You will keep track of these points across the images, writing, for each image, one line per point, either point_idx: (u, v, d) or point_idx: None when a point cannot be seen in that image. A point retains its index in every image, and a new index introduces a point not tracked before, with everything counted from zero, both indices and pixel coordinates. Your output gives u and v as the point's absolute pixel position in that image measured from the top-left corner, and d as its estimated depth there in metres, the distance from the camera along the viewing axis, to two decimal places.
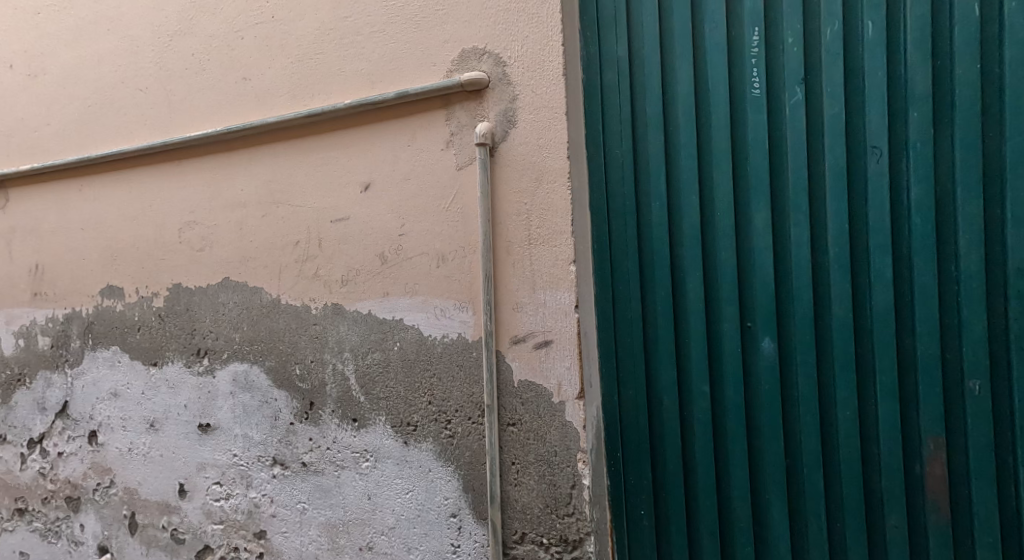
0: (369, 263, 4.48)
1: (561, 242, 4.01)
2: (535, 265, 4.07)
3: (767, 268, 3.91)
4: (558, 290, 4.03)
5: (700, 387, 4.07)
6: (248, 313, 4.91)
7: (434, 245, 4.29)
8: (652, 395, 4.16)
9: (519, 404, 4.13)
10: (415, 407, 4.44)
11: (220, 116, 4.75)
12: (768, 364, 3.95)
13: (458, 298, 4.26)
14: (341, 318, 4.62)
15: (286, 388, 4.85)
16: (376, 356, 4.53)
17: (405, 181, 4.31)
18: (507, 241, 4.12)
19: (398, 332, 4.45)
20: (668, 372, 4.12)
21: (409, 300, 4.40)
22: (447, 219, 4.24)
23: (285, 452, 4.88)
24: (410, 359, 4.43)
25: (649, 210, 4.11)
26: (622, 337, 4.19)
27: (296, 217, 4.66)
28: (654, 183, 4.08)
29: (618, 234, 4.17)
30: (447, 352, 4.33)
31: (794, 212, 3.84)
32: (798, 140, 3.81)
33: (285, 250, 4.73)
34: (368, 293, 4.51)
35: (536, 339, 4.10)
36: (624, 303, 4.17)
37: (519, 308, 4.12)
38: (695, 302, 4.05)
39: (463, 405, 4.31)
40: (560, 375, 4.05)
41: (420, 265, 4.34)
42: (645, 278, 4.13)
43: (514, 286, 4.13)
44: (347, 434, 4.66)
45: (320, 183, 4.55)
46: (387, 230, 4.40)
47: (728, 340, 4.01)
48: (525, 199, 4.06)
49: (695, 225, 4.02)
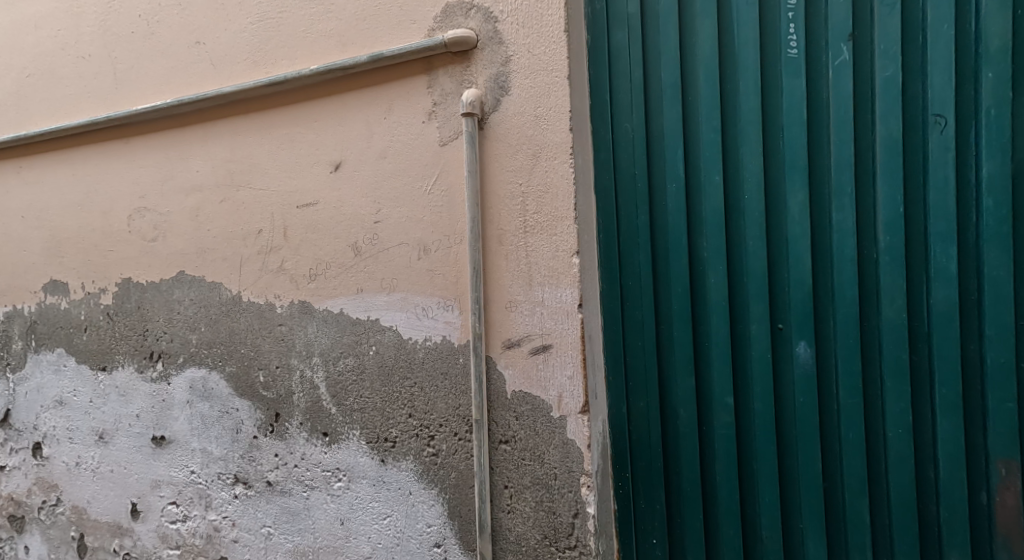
0: (340, 255, 3.90)
1: (562, 230, 3.41)
2: (532, 256, 3.47)
3: (804, 260, 3.33)
4: (559, 286, 3.43)
5: (723, 399, 3.51)
6: (206, 312, 4.32)
7: (415, 234, 3.71)
8: (665, 406, 3.61)
9: (512, 419, 3.54)
10: (393, 421, 3.87)
11: (171, 86, 4.16)
12: (804, 373, 3.37)
13: (443, 296, 3.68)
14: (310, 318, 4.05)
15: (248, 397, 4.27)
16: (349, 362, 3.96)
17: (381, 160, 3.73)
18: (499, 230, 3.52)
19: (374, 334, 3.87)
20: (686, 381, 3.56)
21: (386, 297, 3.82)
22: (430, 204, 3.66)
23: (248, 469, 4.30)
24: (387, 366, 3.86)
25: (663, 193, 3.54)
26: (632, 340, 3.63)
27: (258, 202, 4.07)
28: (670, 162, 3.51)
29: (627, 221, 3.60)
30: (429, 359, 3.75)
31: (837, 194, 3.26)
32: (843, 109, 3.24)
33: (246, 241, 4.14)
34: (340, 290, 3.94)
35: (532, 343, 3.50)
36: (634, 300, 3.62)
37: (513, 307, 3.52)
38: (718, 301, 3.48)
39: (448, 419, 3.73)
40: (561, 386, 3.45)
41: (398, 257, 3.76)
42: (658, 272, 3.58)
43: (506, 282, 3.53)
44: (317, 450, 4.09)
45: (284, 163, 3.96)
46: (361, 217, 3.82)
47: (757, 346, 3.44)
48: (520, 179, 3.46)
49: (719, 210, 3.45)
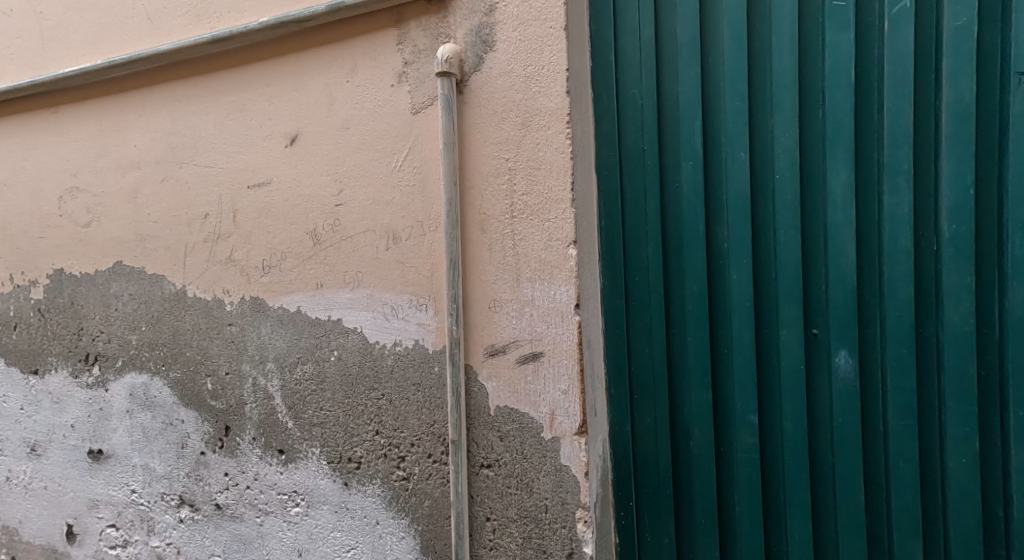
0: (297, 244, 3.34)
1: (556, 215, 2.83)
2: (520, 247, 2.89)
3: (847, 253, 2.77)
4: (551, 282, 2.86)
5: (746, 417, 2.95)
6: (147, 309, 3.76)
7: (382, 219, 3.14)
8: (676, 424, 3.07)
9: (496, 440, 2.98)
10: (358, 438, 3.31)
11: (104, 46, 3.59)
12: (844, 390, 2.80)
13: (415, 293, 3.12)
14: (263, 318, 3.49)
15: (195, 407, 3.71)
16: (308, 369, 3.40)
17: (344, 131, 3.16)
18: (480, 215, 2.94)
19: (337, 337, 3.32)
20: (702, 395, 3.01)
21: (350, 295, 3.26)
22: (400, 184, 3.09)
23: (194, 490, 3.74)
24: (351, 375, 3.30)
25: (677, 172, 3.00)
26: (638, 346, 3.09)
27: (203, 181, 3.50)
28: (686, 134, 2.96)
29: (633, 205, 3.06)
30: (399, 367, 3.20)
31: (890, 173, 2.69)
32: (900, 68, 2.67)
33: (192, 227, 3.58)
34: (297, 285, 3.38)
35: (519, 351, 2.93)
36: (640, 299, 3.07)
37: (497, 307, 2.95)
38: (741, 301, 2.93)
39: (421, 438, 3.18)
40: (554, 401, 2.89)
41: (363, 247, 3.20)
42: (670, 266, 3.03)
43: (489, 277, 2.95)
44: (271, 470, 3.53)
45: (233, 136, 3.40)
46: (321, 199, 3.25)
47: (787, 355, 2.88)
48: (506, 154, 2.88)
49: (744, 192, 2.89)
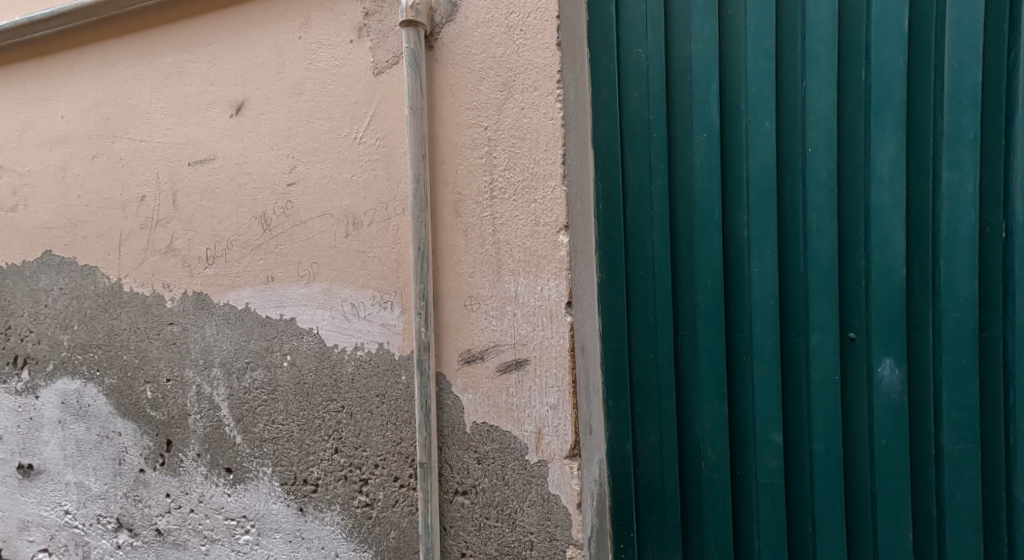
0: (245, 231, 2.88)
1: (543, 195, 2.35)
2: (500, 233, 2.42)
3: (894, 241, 2.30)
4: (538, 276, 2.39)
5: (769, 437, 2.48)
6: (79, 306, 3.28)
7: (340, 201, 2.68)
8: (685, 443, 2.61)
9: (473, 463, 2.52)
10: (314, 457, 2.84)
11: (28, 2, 3.15)
12: (889, 406, 2.33)
13: (379, 288, 2.66)
14: (207, 316, 3.02)
15: (133, 418, 3.24)
16: (258, 377, 2.93)
17: (296, 98, 2.70)
18: (454, 195, 2.46)
19: (290, 340, 2.85)
20: (716, 410, 2.54)
21: (305, 290, 2.79)
22: (360, 160, 2.62)
23: (133, 513, 3.27)
24: (306, 383, 2.83)
25: (689, 147, 2.54)
26: (641, 351, 2.63)
27: (138, 158, 3.04)
28: (700, 101, 2.51)
29: (636, 186, 2.61)
30: (361, 375, 2.73)
31: (951, 143, 2.23)
32: (965, 16, 2.20)
33: (127, 211, 3.11)
34: (244, 278, 2.91)
35: (500, 358, 2.46)
36: (644, 296, 2.61)
37: (474, 305, 2.48)
38: (764, 299, 2.47)
39: (386, 459, 2.71)
40: (541, 418, 2.42)
41: (319, 233, 2.73)
42: (679, 257, 2.57)
43: (464, 269, 2.48)
44: (218, 492, 3.06)
45: (172, 104, 2.94)
46: (272, 178, 2.79)
47: (819, 364, 2.41)
48: (485, 121, 2.40)
49: (768, 169, 2.43)
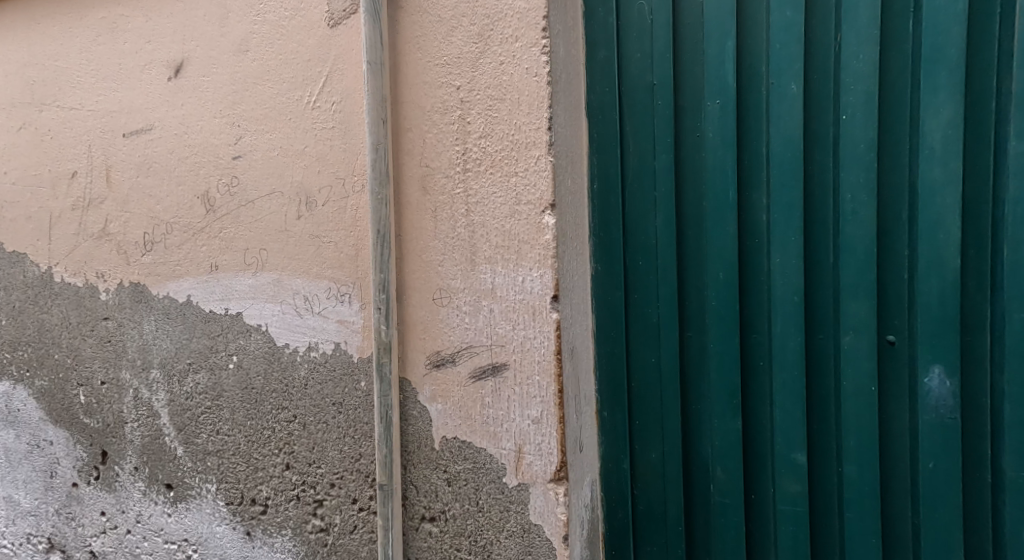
0: (185, 212, 2.50)
1: (525, 167, 1.97)
2: (474, 214, 2.04)
3: (947, 225, 1.92)
4: (518, 265, 2.01)
5: (791, 457, 2.11)
6: (6, 298, 2.89)
7: (292, 176, 2.30)
8: (691, 462, 2.24)
9: (443, 485, 2.14)
10: (262, 474, 2.46)
11: None
12: (936, 424, 1.95)
13: (335, 278, 2.28)
14: (145, 310, 2.63)
15: (65, 426, 2.85)
16: (200, 380, 2.55)
17: (241, 56, 2.33)
18: (420, 168, 2.08)
19: (236, 338, 2.47)
20: (728, 424, 2.18)
21: (252, 280, 2.42)
22: (313, 128, 2.25)
23: (66, 532, 2.88)
24: (253, 389, 2.45)
25: (700, 116, 2.17)
26: (641, 354, 2.27)
27: (69, 129, 2.67)
28: (713, 60, 2.14)
29: (638, 162, 2.25)
30: (316, 379, 2.35)
31: (1019, 106, 1.85)
32: None
33: (57, 189, 2.73)
34: (185, 267, 2.53)
35: (474, 363, 2.08)
36: (645, 290, 2.26)
37: (444, 300, 2.10)
38: (786, 295, 2.09)
39: (343, 478, 2.33)
40: (521, 433, 2.05)
41: (267, 214, 2.36)
42: (686, 246, 2.22)
43: (432, 257, 2.10)
44: (157, 511, 2.68)
45: (105, 67, 2.57)
46: (215, 150, 2.41)
47: (852, 373, 2.03)
48: (457, 80, 2.03)
49: (794, 141, 2.06)
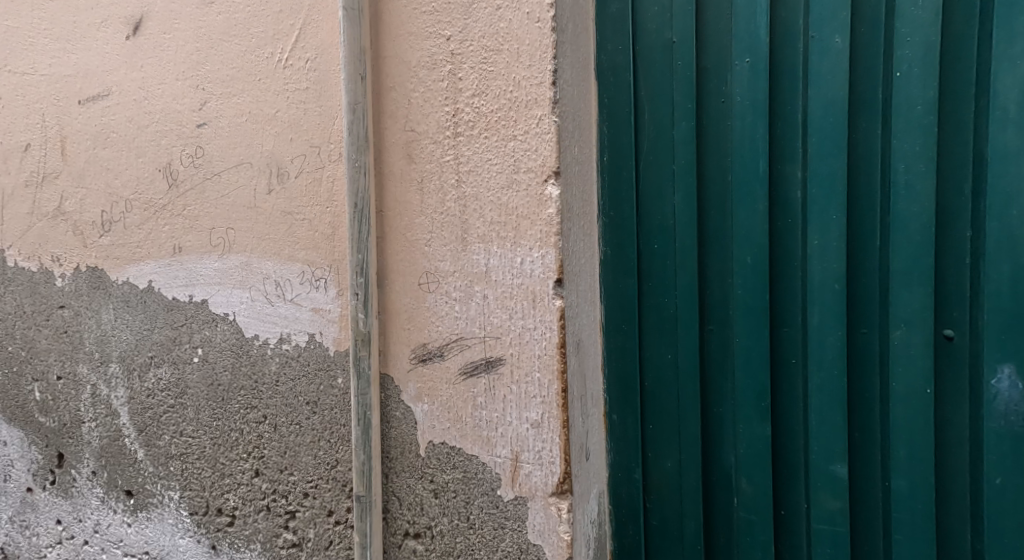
0: (145, 187, 2.24)
1: (525, 129, 1.70)
2: (466, 185, 1.76)
3: (1020, 200, 1.64)
4: (516, 245, 1.74)
5: (829, 469, 1.83)
6: None
7: (261, 145, 2.03)
8: (711, 472, 1.98)
9: (429, 497, 1.86)
10: (230, 481, 2.19)
11: None
12: (1003, 433, 1.67)
13: (309, 260, 2.01)
14: (104, 297, 2.36)
15: (20, 425, 2.54)
16: (163, 376, 2.29)
17: (206, 10, 2.08)
18: (405, 133, 1.81)
19: (201, 329, 2.21)
20: (755, 430, 1.91)
21: (218, 264, 2.15)
22: (285, 89, 1.99)
23: (19, 542, 2.58)
24: (220, 386, 2.19)
25: (725, 77, 1.90)
26: (656, 350, 2.01)
27: (20, 96, 2.40)
28: (743, 13, 1.87)
29: (654, 132, 1.98)
30: (288, 375, 2.08)
31: None
32: None
33: (8, 163, 2.46)
34: (146, 249, 2.27)
35: (464, 357, 1.81)
36: (661, 277, 1.99)
37: (431, 285, 1.83)
38: (824, 282, 1.82)
39: (318, 487, 2.06)
40: (518, 439, 1.78)
41: (235, 188, 2.09)
42: (709, 226, 1.95)
43: (418, 235, 1.83)
44: (117, 521, 2.40)
45: (59, 26, 2.31)
46: (177, 117, 2.15)
47: (903, 372, 1.75)
48: (447, 30, 1.76)
49: (836, 103, 1.79)
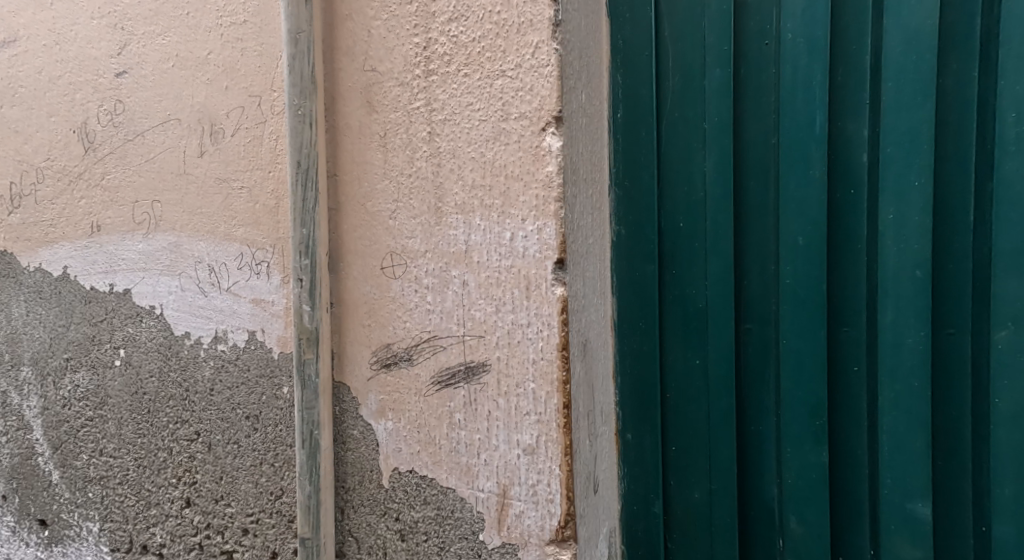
0: (58, 152, 1.81)
1: (516, 61, 1.32)
2: (440, 139, 1.37)
3: None
4: (505, 217, 1.34)
5: (905, 507, 1.44)
6: None
7: (191, 96, 1.65)
8: (748, 509, 1.57)
9: (395, 542, 1.46)
10: (156, 513, 1.78)
11: None
12: None
13: (248, 239, 1.63)
14: (14, 285, 1.89)
15: None
16: (81, 381, 1.83)
17: None
18: (363, 74, 1.41)
19: (124, 327, 1.79)
20: (807, 456, 1.51)
21: (142, 245, 1.75)
22: (219, 25, 1.61)
23: None
24: (146, 395, 1.77)
25: (772, 9, 1.51)
26: (680, 354, 1.60)
27: None
28: None
29: (679, 81, 1.58)
30: (225, 384, 1.68)
31: None
32: None
33: None
34: (60, 228, 1.83)
35: (439, 362, 1.41)
36: (688, 263, 1.59)
37: (397, 268, 1.43)
38: (900, 268, 1.43)
39: (259, 522, 1.67)
40: (507, 469, 1.38)
41: (161, 150, 1.69)
42: (747, 198, 1.55)
43: (379, 205, 1.43)
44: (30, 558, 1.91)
45: None
46: (92, 64, 1.75)
47: (1006, 384, 1.37)
48: None
49: (920, 37, 1.39)
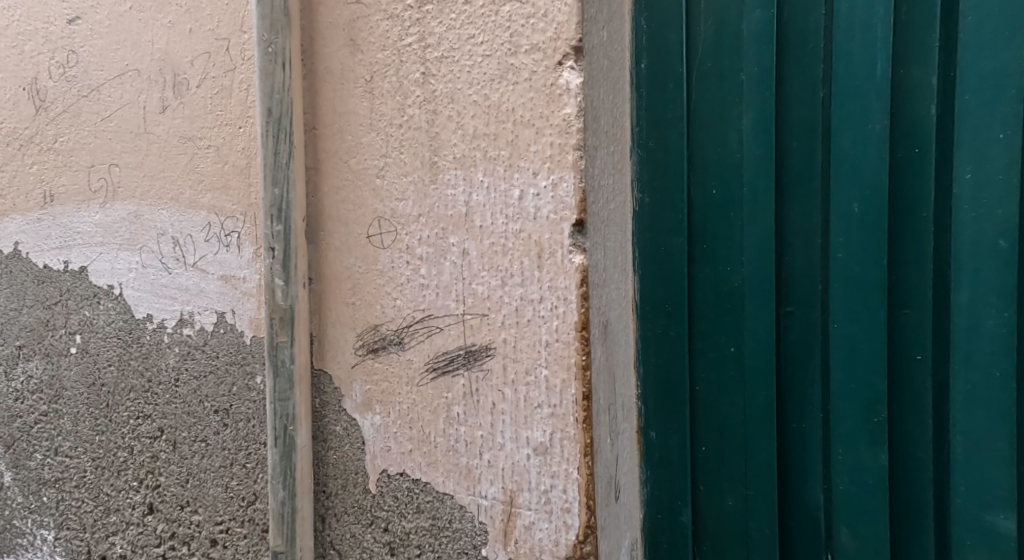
0: (7, 112, 1.59)
1: None
2: (435, 81, 1.17)
3: None
4: (515, 173, 1.14)
5: (983, 519, 1.23)
6: None
7: (152, 43, 1.46)
8: (790, 520, 1.36)
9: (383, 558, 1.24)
10: (115, 520, 1.55)
11: None
12: None
13: (216, 206, 1.43)
14: None
15: None
16: (32, 371, 1.60)
17: None
18: (346, 7, 1.21)
19: (80, 310, 1.56)
20: (864, 458, 1.29)
21: (99, 216, 1.53)
22: None
23: None
24: (104, 387, 1.54)
25: None
26: (711, 340, 1.39)
27: None
28: None
29: (711, 23, 1.37)
30: (191, 374, 1.48)
31: None
32: None
33: None
34: (9, 198, 1.61)
35: (434, 347, 1.20)
36: (722, 234, 1.38)
37: (385, 236, 1.22)
38: (979, 238, 1.22)
39: (230, 531, 1.46)
40: (515, 473, 1.17)
41: (118, 104, 1.49)
42: (790, 159, 1.33)
43: (364, 162, 1.22)
44: None
45: None
46: (41, 9, 1.54)
47: None
48: None
49: None
